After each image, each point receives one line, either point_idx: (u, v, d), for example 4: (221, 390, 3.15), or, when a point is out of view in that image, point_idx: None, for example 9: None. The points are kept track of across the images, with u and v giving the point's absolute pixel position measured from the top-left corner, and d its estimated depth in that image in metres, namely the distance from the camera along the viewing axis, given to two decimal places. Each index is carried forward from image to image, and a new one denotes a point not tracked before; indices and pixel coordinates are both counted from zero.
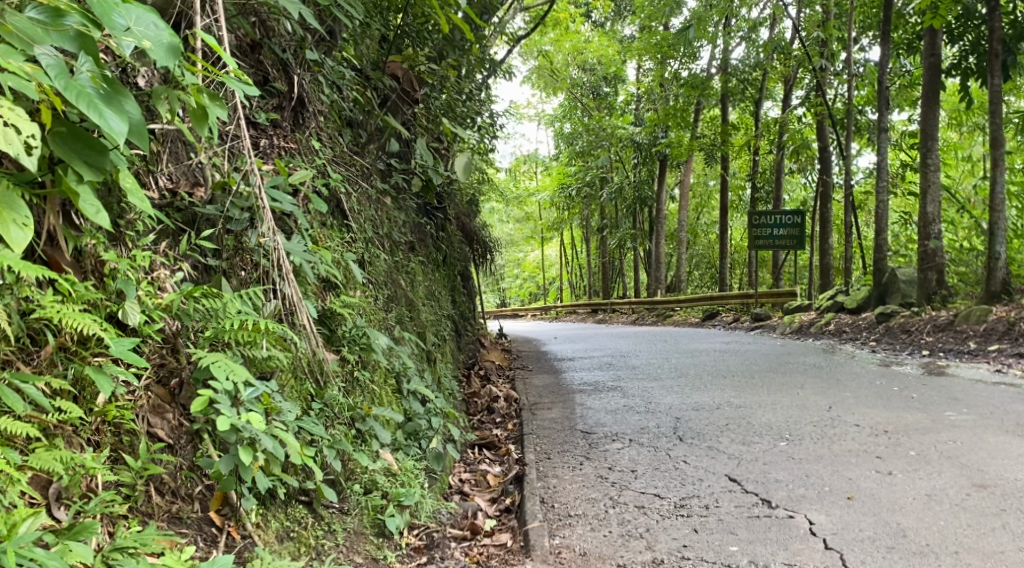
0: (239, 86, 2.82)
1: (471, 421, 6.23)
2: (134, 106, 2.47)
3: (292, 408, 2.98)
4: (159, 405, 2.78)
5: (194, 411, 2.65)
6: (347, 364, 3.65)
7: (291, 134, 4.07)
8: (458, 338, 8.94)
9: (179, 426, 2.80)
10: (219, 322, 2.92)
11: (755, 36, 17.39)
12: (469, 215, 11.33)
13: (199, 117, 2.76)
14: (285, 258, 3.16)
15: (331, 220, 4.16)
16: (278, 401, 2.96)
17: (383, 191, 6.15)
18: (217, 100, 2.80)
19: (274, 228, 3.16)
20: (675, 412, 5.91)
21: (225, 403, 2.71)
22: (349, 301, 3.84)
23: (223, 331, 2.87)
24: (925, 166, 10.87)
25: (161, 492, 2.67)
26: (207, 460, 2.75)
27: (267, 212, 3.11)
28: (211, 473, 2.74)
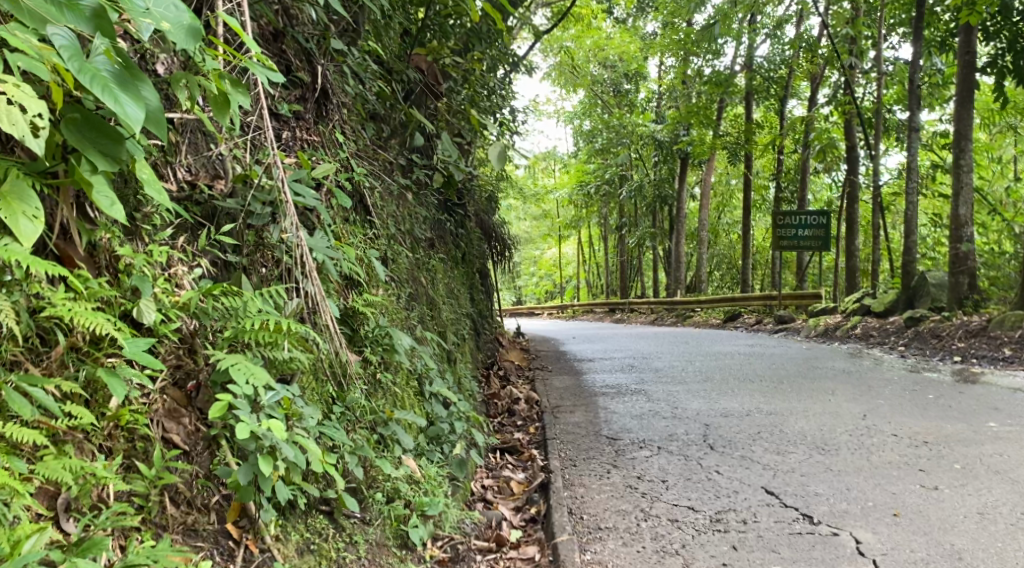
0: (262, 73, 2.70)
1: (492, 423, 6.09)
2: (152, 91, 2.34)
3: (314, 413, 2.84)
4: (175, 409, 2.65)
5: (212, 416, 2.53)
6: (369, 366, 3.51)
7: (314, 125, 3.93)
8: (478, 337, 8.80)
9: (196, 431, 2.67)
10: (239, 321, 2.79)
11: (780, 33, 17.12)
12: (489, 212, 11.18)
13: (220, 105, 2.65)
14: (308, 255, 3.00)
15: (354, 216, 4.03)
16: (299, 405, 2.82)
17: (405, 186, 6.01)
18: (239, 86, 2.70)
19: (297, 223, 2.99)
20: (703, 419, 5.75)
21: (244, 410, 2.59)
22: (371, 299, 3.70)
23: (242, 332, 2.73)
24: (958, 167, 10.61)
25: (176, 503, 2.54)
26: (224, 469, 2.62)
27: (289, 206, 2.95)
28: (229, 482, 2.61)
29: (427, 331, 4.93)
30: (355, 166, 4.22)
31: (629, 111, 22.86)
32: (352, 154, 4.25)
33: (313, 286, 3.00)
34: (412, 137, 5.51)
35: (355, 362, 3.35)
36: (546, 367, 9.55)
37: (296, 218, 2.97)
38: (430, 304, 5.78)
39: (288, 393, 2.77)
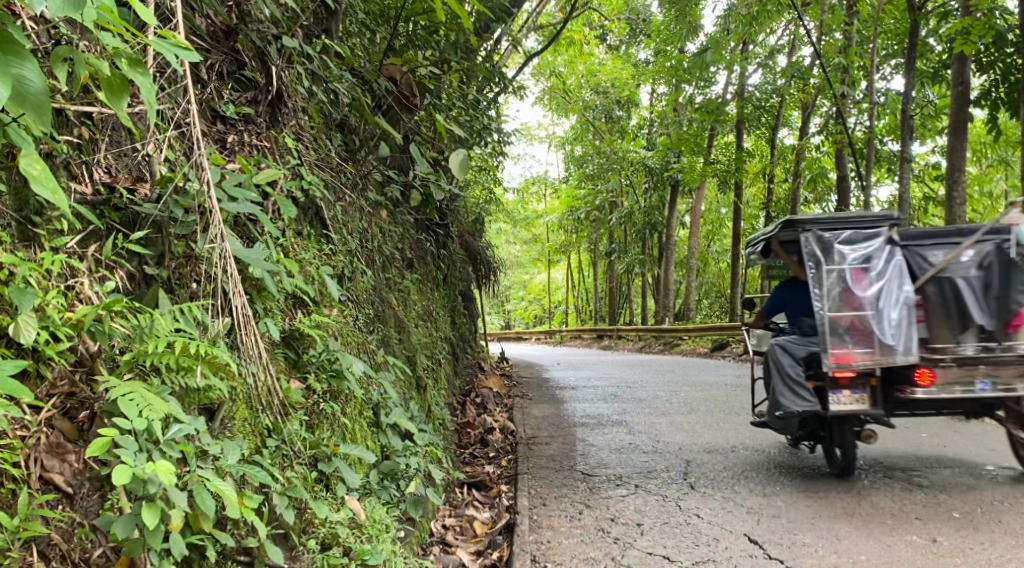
0: (164, 50, 2.31)
1: (461, 455, 5.75)
2: (31, 71, 2.06)
3: (229, 452, 2.57)
4: (60, 444, 2.35)
5: (92, 454, 2.22)
6: (312, 395, 3.19)
7: (266, 130, 3.62)
8: (456, 363, 8.48)
9: (84, 471, 2.36)
10: (142, 344, 2.51)
11: (772, 62, 17.04)
12: (474, 234, 10.92)
13: (116, 89, 2.29)
14: (234, 268, 2.72)
15: (306, 228, 3.73)
16: (208, 445, 2.54)
17: (375, 203, 5.73)
18: (137, 66, 2.32)
19: (222, 232, 2.73)
20: (685, 455, 5.42)
21: (129, 449, 2.29)
22: (319, 320, 3.39)
23: (145, 356, 2.48)
24: (951, 199, 10.39)
25: (46, 557, 2.22)
26: (106, 517, 2.29)
27: (215, 214, 2.68)
28: (110, 534, 2.28)
29: (391, 356, 4.61)
30: (313, 177, 3.92)
31: (619, 136, 22.74)
32: (311, 164, 3.95)
33: (236, 300, 2.73)
34: (381, 150, 5.23)
35: (294, 390, 3.04)
36: (526, 395, 9.19)
37: (222, 228, 2.70)
38: (399, 326, 5.47)
39: (195, 427, 2.48)
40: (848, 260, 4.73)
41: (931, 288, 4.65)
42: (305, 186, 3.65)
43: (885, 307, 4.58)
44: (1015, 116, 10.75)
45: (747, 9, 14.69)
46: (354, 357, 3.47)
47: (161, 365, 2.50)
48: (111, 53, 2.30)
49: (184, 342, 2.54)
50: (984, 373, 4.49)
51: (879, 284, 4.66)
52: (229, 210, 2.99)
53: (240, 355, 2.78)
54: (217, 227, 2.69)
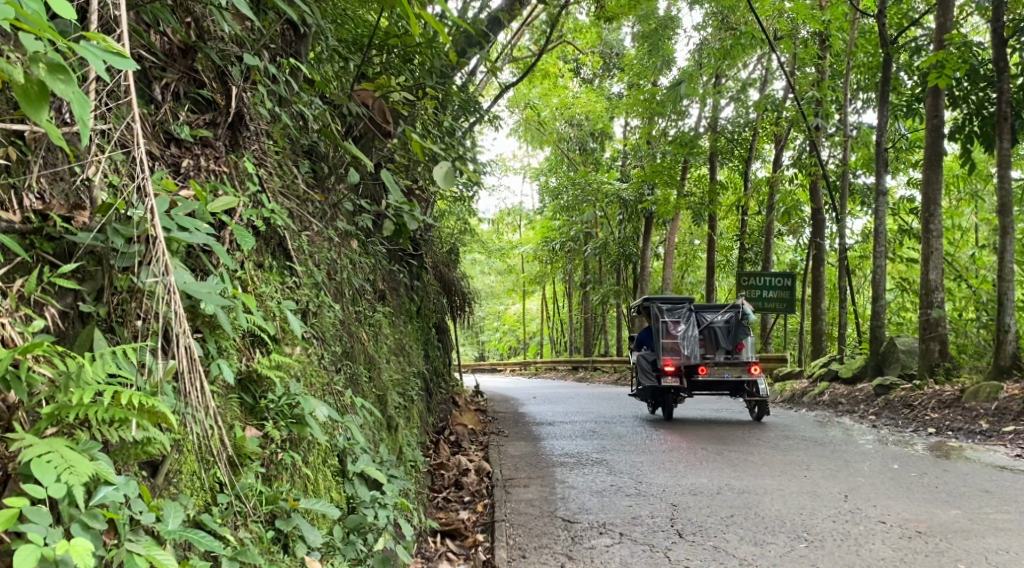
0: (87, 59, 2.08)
1: (434, 500, 5.47)
2: None
3: (165, 516, 2.34)
4: None
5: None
6: (270, 444, 2.93)
7: (225, 155, 3.36)
8: (429, 399, 8.20)
9: None
10: (69, 393, 2.22)
11: (745, 96, 17.13)
12: (448, 265, 10.67)
13: (34, 98, 2.11)
14: (179, 304, 2.41)
15: (267, 260, 3.49)
16: (139, 510, 2.29)
17: (344, 233, 5.47)
18: (58, 73, 2.12)
19: (166, 263, 2.43)
20: (670, 498, 5.18)
21: (40, 523, 2.05)
22: (280, 361, 3.14)
23: (68, 408, 2.19)
24: (927, 232, 10.32)
25: None
26: None
27: (159, 242, 2.40)
28: None
29: (358, 396, 4.35)
30: (276, 205, 3.67)
31: (593, 169, 22.67)
32: (274, 195, 3.69)
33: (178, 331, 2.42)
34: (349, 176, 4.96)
35: (251, 440, 2.79)
36: (501, 431, 8.91)
37: (167, 261, 2.45)
38: (370, 363, 5.20)
39: (126, 490, 2.25)
40: (666, 316, 9.80)
41: (706, 330, 9.84)
42: (267, 215, 3.40)
43: (686, 339, 9.61)
44: (986, 149, 10.74)
45: (721, 43, 14.71)
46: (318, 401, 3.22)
47: (91, 416, 2.23)
48: (29, 58, 2.10)
49: (119, 390, 2.24)
50: (727, 371, 9.46)
51: (684, 329, 9.69)
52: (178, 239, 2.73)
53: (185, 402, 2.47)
54: (161, 258, 2.44)
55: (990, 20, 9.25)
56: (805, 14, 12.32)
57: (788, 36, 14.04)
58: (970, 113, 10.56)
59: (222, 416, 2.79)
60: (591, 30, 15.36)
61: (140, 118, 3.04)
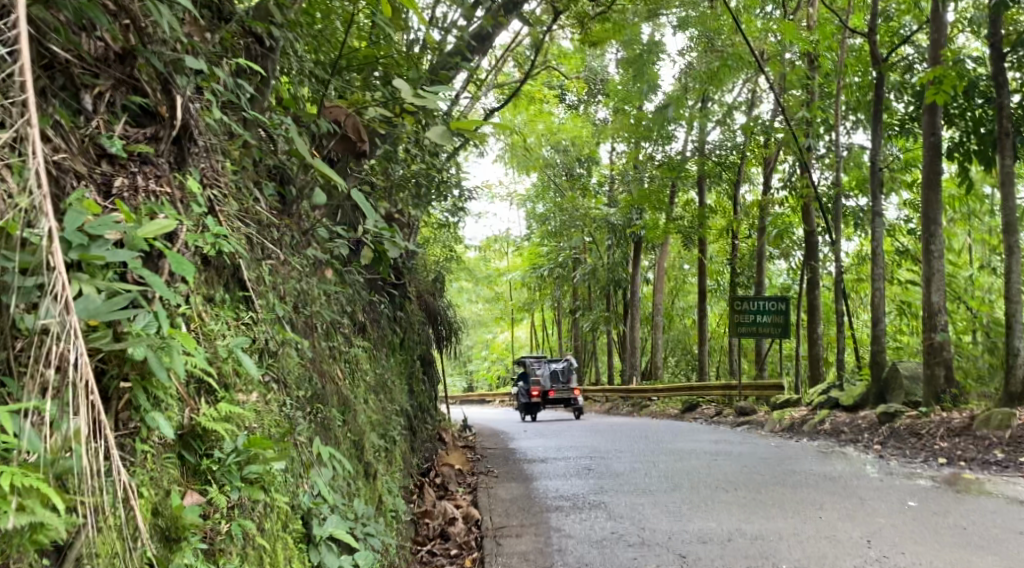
0: None
1: (417, 556, 5.03)
2: None
3: None
4: None
5: None
6: (215, 512, 2.52)
7: (168, 172, 2.93)
8: (413, 437, 7.73)
9: None
10: None
11: (732, 119, 16.92)
12: (434, 294, 10.24)
13: None
14: (80, 348, 2.10)
15: (218, 293, 3.07)
16: None
17: (312, 263, 5.06)
18: None
19: (65, 302, 2.12)
20: (678, 548, 4.75)
21: None
22: (230, 411, 2.72)
23: None
24: (928, 253, 9.96)
25: None
26: None
27: (59, 273, 2.12)
28: None
29: (328, 445, 3.89)
30: (230, 230, 3.25)
31: (581, 195, 22.37)
32: (228, 220, 3.26)
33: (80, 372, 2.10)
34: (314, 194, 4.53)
35: (191, 510, 2.37)
36: (491, 470, 8.43)
37: (67, 298, 2.12)
38: (345, 405, 4.76)
39: None
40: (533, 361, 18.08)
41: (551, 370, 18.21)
42: (215, 241, 2.97)
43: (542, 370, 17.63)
44: (986, 167, 10.42)
45: (709, 65, 14.46)
46: (277, 456, 2.80)
47: None
48: None
49: None
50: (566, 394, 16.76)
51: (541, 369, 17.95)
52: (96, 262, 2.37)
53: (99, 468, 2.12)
54: (63, 294, 2.11)
55: (990, 35, 8.97)
56: (795, 34, 12.07)
57: (777, 56, 13.81)
58: (968, 131, 10.25)
59: (157, 482, 2.37)
60: (575, 55, 15.14)
61: (65, 130, 2.61)
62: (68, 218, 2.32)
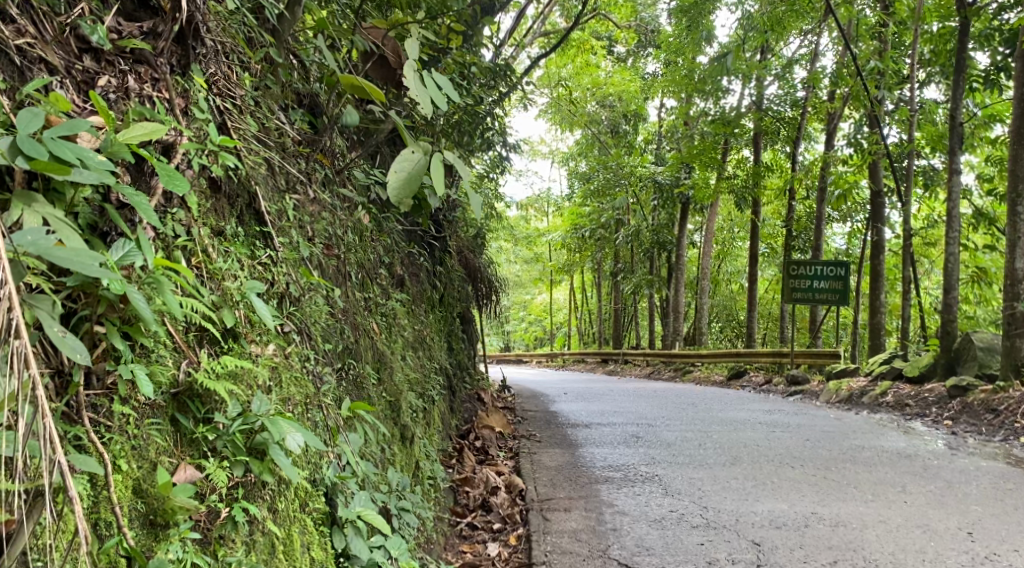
0: None
1: (454, 529, 4.60)
2: None
3: None
4: None
5: None
6: (212, 491, 2.27)
7: (167, 76, 2.57)
8: (451, 398, 7.27)
9: None
10: None
11: (790, 74, 15.99)
12: (475, 249, 9.73)
13: None
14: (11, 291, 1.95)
15: (228, 226, 2.67)
16: None
17: (345, 206, 4.60)
18: None
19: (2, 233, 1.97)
20: (750, 533, 4.24)
21: None
22: (237, 366, 2.44)
23: None
24: (1014, 214, 9.15)
25: None
26: None
27: None
28: None
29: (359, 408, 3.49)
30: (245, 154, 2.82)
31: (626, 153, 21.54)
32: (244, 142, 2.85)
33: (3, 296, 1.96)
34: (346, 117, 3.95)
35: (181, 490, 2.16)
36: (532, 434, 7.93)
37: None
38: (379, 361, 4.31)
39: None
40: None
41: None
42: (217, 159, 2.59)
43: None
44: None
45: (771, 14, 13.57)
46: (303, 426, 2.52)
47: None
48: None
49: None
50: None
51: None
52: (63, 182, 2.15)
53: (36, 434, 1.96)
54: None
55: None
56: None
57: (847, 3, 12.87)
58: None
59: (141, 453, 2.18)
60: (627, 2, 14.26)
61: (34, 15, 2.28)
62: (22, 120, 2.04)
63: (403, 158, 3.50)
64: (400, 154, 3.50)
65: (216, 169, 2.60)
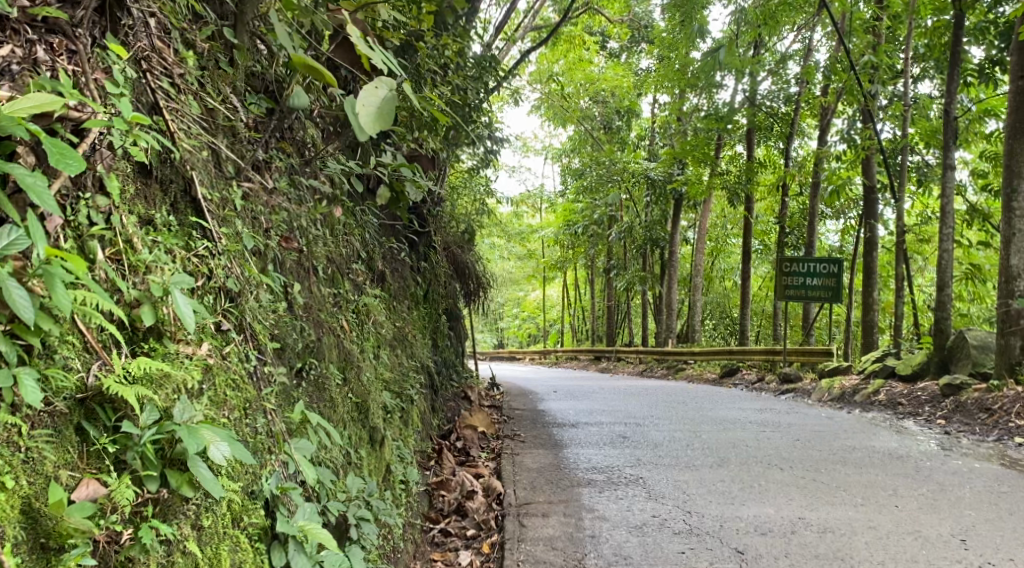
0: None
1: (427, 535, 4.41)
2: None
3: None
4: None
5: None
6: (114, 507, 2.32)
7: (88, 49, 2.67)
8: (433, 397, 7.09)
9: None
10: None
11: (785, 68, 15.79)
12: (462, 244, 9.53)
13: None
14: None
15: (157, 212, 2.77)
16: None
17: (313, 199, 4.42)
18: None
19: None
20: (734, 541, 4.05)
21: None
22: (150, 367, 2.50)
23: None
24: (1008, 210, 8.99)
25: None
26: None
27: None
28: None
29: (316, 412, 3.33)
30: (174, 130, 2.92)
31: (619, 149, 21.32)
32: (175, 122, 2.94)
33: None
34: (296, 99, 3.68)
35: (75, 510, 2.25)
36: (517, 434, 7.72)
37: None
38: (346, 361, 4.12)
39: None
40: None
41: None
42: (133, 138, 2.69)
43: None
44: None
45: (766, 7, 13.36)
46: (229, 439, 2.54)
47: None
48: None
49: None
50: None
51: None
52: None
53: None
54: None
55: None
56: None
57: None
58: None
59: (35, 469, 2.24)
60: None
61: None
62: None
63: (370, 92, 3.42)
64: (366, 89, 3.42)
65: (134, 149, 2.70)
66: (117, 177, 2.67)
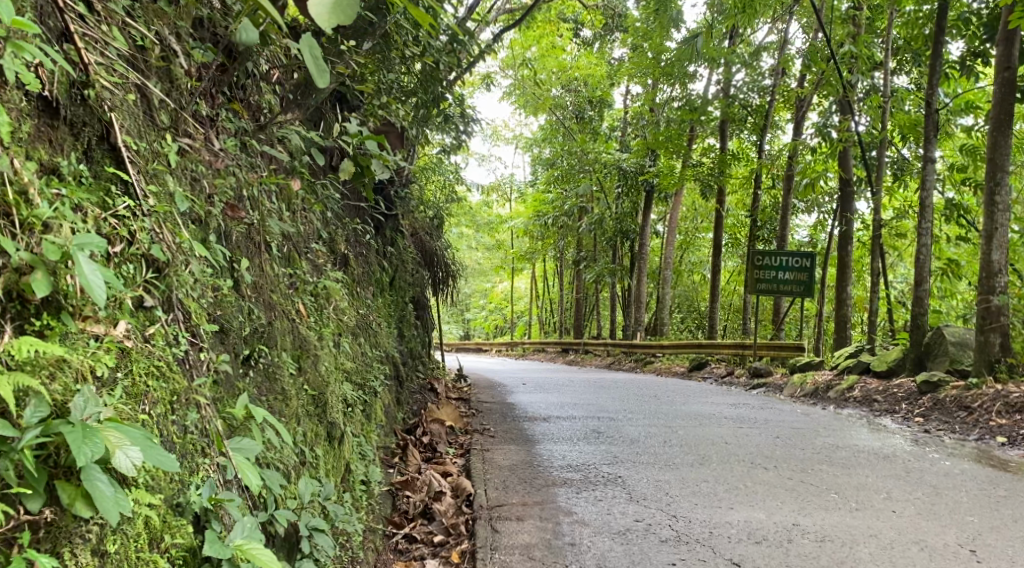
0: None
1: (389, 542, 4.03)
2: None
3: None
4: None
5: None
6: None
7: None
8: (397, 388, 6.68)
9: None
10: None
11: (760, 61, 15.57)
12: (430, 229, 9.09)
13: None
14: None
15: (63, 161, 2.45)
16: None
17: (266, 168, 3.99)
18: None
19: None
20: (728, 552, 3.72)
21: None
22: (38, 350, 2.18)
23: None
24: (992, 205, 8.79)
25: None
26: None
27: None
28: None
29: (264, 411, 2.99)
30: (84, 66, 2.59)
31: (590, 139, 20.99)
32: (96, 55, 2.63)
33: None
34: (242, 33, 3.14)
35: None
36: (486, 428, 7.33)
37: None
38: (301, 349, 3.72)
39: None
40: None
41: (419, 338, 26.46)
42: (25, 59, 2.33)
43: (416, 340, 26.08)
44: None
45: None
46: (133, 441, 2.23)
47: None
48: None
49: None
50: None
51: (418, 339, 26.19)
52: None
53: None
54: None
55: None
56: None
57: None
58: None
59: None
60: None
61: None
62: None
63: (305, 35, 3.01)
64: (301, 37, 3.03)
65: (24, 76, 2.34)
66: (10, 111, 2.34)
